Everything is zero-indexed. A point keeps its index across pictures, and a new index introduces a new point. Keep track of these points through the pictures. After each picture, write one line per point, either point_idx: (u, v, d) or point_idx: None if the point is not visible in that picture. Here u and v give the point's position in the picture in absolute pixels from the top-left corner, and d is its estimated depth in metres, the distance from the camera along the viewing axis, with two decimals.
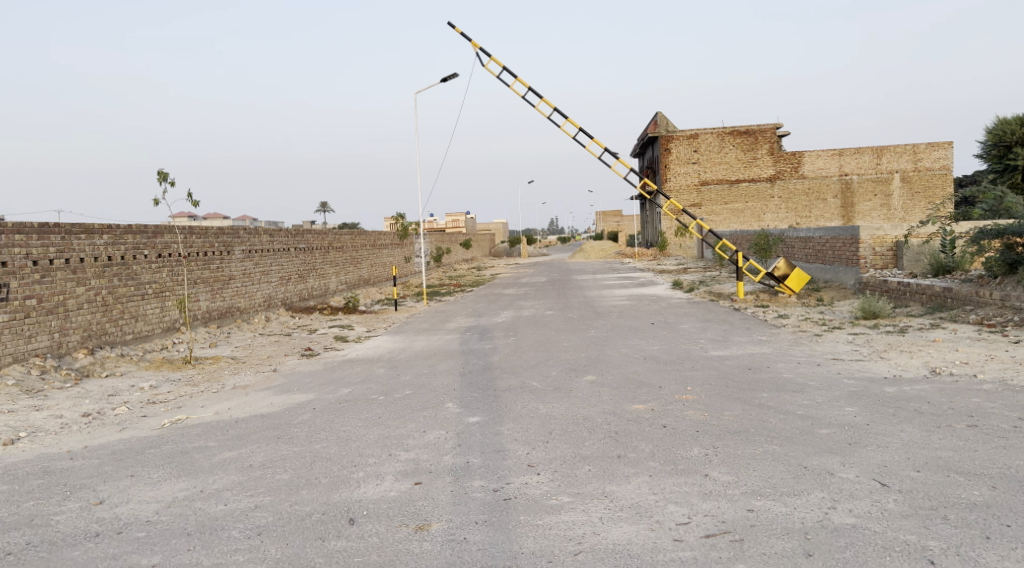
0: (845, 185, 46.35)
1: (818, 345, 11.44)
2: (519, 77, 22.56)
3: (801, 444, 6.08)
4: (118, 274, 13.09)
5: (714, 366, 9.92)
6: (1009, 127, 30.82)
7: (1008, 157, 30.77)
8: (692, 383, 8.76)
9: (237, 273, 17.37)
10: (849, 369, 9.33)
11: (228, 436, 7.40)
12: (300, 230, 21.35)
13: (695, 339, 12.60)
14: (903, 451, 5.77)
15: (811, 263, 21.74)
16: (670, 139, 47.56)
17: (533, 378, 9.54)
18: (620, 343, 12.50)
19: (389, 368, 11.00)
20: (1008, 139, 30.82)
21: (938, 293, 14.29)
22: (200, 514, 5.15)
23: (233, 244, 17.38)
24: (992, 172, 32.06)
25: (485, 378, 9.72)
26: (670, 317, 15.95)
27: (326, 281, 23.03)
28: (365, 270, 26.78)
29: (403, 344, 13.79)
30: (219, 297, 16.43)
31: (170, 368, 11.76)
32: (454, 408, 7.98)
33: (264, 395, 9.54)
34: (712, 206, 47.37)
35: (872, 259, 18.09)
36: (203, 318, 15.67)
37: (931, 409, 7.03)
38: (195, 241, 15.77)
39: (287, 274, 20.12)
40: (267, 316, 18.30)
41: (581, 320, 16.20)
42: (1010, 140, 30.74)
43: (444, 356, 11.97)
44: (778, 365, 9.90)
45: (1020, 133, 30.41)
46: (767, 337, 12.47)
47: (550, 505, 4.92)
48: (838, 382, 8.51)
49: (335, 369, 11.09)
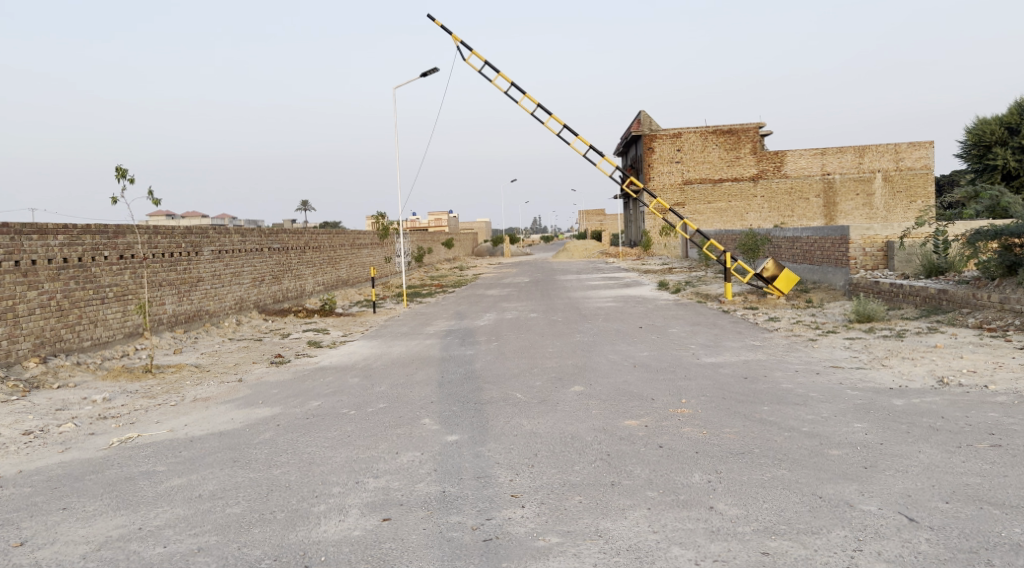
0: (828, 185, 46.21)
1: (813, 351, 10.91)
2: (500, 71, 21.51)
3: (812, 468, 5.52)
4: (75, 277, 12.30)
5: (709, 375, 9.35)
6: (988, 127, 30.62)
7: (987, 157, 30.64)
8: (686, 395, 8.18)
9: (206, 274, 16.60)
10: (850, 378, 8.81)
11: (179, 459, 6.72)
12: (274, 230, 20.59)
13: (685, 344, 12.05)
14: (926, 476, 5.22)
15: (798, 263, 21.31)
16: (652, 138, 47.01)
17: (516, 389, 8.92)
18: (607, 349, 11.92)
19: (363, 377, 10.34)
20: (987, 139, 30.64)
21: (932, 295, 13.87)
22: (133, 560, 4.48)
23: (202, 244, 16.59)
24: (972, 173, 31.95)
25: (465, 389, 9.08)
26: (658, 320, 15.40)
27: (302, 282, 22.29)
28: (343, 270, 26.04)
29: (380, 350, 13.13)
30: (187, 300, 15.66)
31: (129, 378, 11.00)
32: (430, 424, 7.33)
33: (226, 409, 8.85)
34: (696, 206, 47.01)
35: (862, 260, 17.66)
36: (169, 322, 14.91)
37: (947, 425, 6.49)
38: (160, 242, 14.98)
39: (260, 275, 19.34)
40: (238, 319, 17.51)
41: (566, 323, 15.62)
42: (989, 140, 30.55)
43: (422, 363, 11.32)
44: (775, 373, 9.35)
45: (999, 133, 30.26)
46: (760, 342, 11.94)
47: (536, 548, 4.31)
48: (842, 394, 7.96)
49: (305, 379, 10.40)
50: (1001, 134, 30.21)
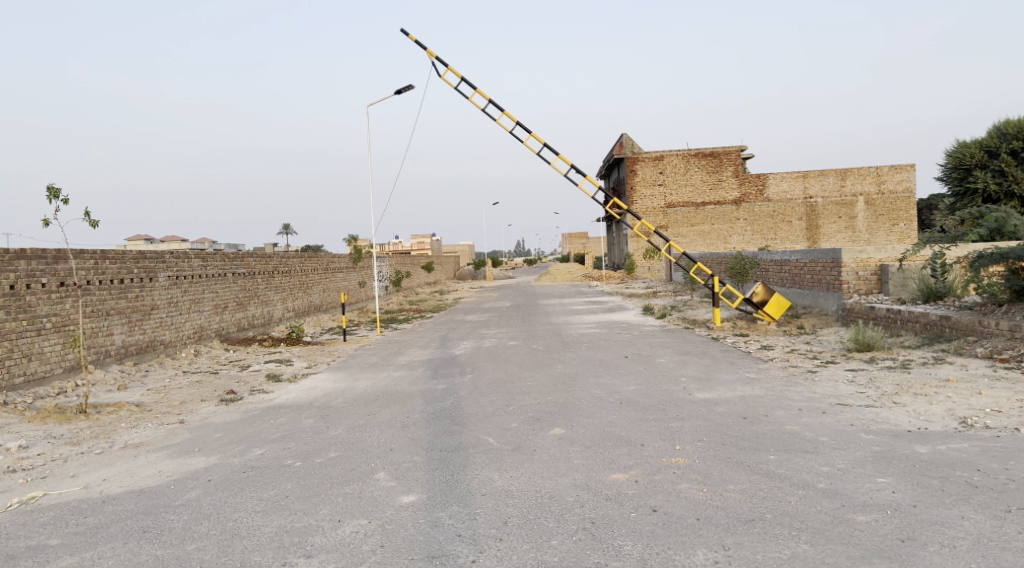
0: (810, 208, 45.86)
1: (816, 385, 9.98)
2: (477, 88, 20.46)
3: (838, 542, 4.58)
4: (5, 307, 11.16)
5: (703, 415, 8.37)
6: (968, 150, 30.28)
7: (968, 180, 30.16)
8: (681, 440, 7.19)
9: (161, 302, 15.47)
10: (862, 419, 7.87)
11: (79, 529, 5.66)
12: (239, 253, 19.49)
13: (675, 377, 11.09)
14: (976, 559, 4.31)
15: (788, 287, 20.53)
16: (635, 160, 46.16)
17: (488, 432, 7.88)
18: (590, 382, 10.90)
19: (319, 417, 9.27)
20: (967, 162, 30.29)
21: (934, 322, 13.07)
22: None
23: (157, 269, 15.47)
24: (952, 196, 31.51)
25: (431, 433, 8.02)
26: (645, 349, 14.48)
27: (270, 308, 21.16)
28: (314, 295, 24.91)
29: (345, 384, 12.03)
30: (139, 330, 14.51)
31: (58, 419, 9.82)
32: (384, 480, 6.28)
33: (155, 459, 7.75)
34: (679, 228, 46.31)
35: (856, 284, 16.83)
36: (117, 354, 13.77)
37: (985, 481, 5.59)
38: (109, 267, 13.84)
39: (222, 302, 18.19)
40: (196, 350, 16.36)
41: (546, 353, 14.64)
42: (970, 163, 30.18)
43: (386, 400, 10.24)
44: (777, 412, 8.41)
45: (979, 156, 29.89)
46: (756, 374, 10.98)
47: None
48: (856, 439, 7.03)
49: (255, 421, 9.32)
50: (981, 157, 29.86)
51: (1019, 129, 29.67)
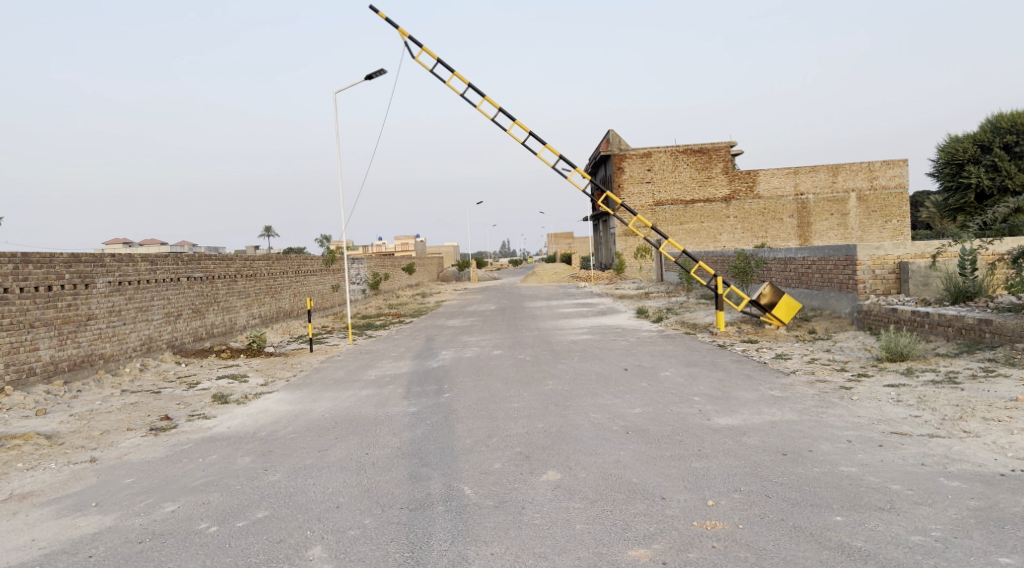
0: (801, 205, 44.51)
1: (857, 406, 8.41)
2: (455, 71, 17.10)
3: None
4: None
5: (732, 450, 6.74)
6: (960, 146, 28.73)
7: (960, 176, 28.65)
8: (713, 491, 5.56)
9: (101, 311, 13.68)
10: (931, 455, 6.30)
11: None
12: (196, 255, 17.69)
13: (687, 395, 9.49)
14: None
15: (794, 288, 19.02)
16: (622, 158, 44.73)
17: (464, 479, 6.21)
18: (587, 403, 9.22)
19: (259, 454, 7.55)
20: (960, 157, 28.72)
21: (972, 326, 11.56)
22: None
23: (95, 274, 13.65)
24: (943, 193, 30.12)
25: (393, 479, 6.36)
26: (647, 359, 12.89)
27: (232, 315, 19.35)
28: (282, 300, 23.10)
29: (301, 406, 10.29)
30: (72, 344, 12.70)
31: None
32: (321, 562, 4.64)
33: (36, 519, 5.99)
34: (668, 227, 44.88)
35: (872, 284, 15.23)
36: (44, 372, 11.95)
37: None
38: (33, 273, 12.03)
39: (175, 310, 16.40)
40: (142, 363, 14.57)
41: (535, 364, 12.98)
42: (962, 158, 28.61)
43: (346, 430, 8.51)
44: (824, 445, 6.82)
45: (971, 152, 28.33)
46: (782, 392, 9.38)
47: None
48: (940, 488, 5.45)
49: (181, 460, 7.58)
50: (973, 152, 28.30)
51: (1012, 123, 28.17)
